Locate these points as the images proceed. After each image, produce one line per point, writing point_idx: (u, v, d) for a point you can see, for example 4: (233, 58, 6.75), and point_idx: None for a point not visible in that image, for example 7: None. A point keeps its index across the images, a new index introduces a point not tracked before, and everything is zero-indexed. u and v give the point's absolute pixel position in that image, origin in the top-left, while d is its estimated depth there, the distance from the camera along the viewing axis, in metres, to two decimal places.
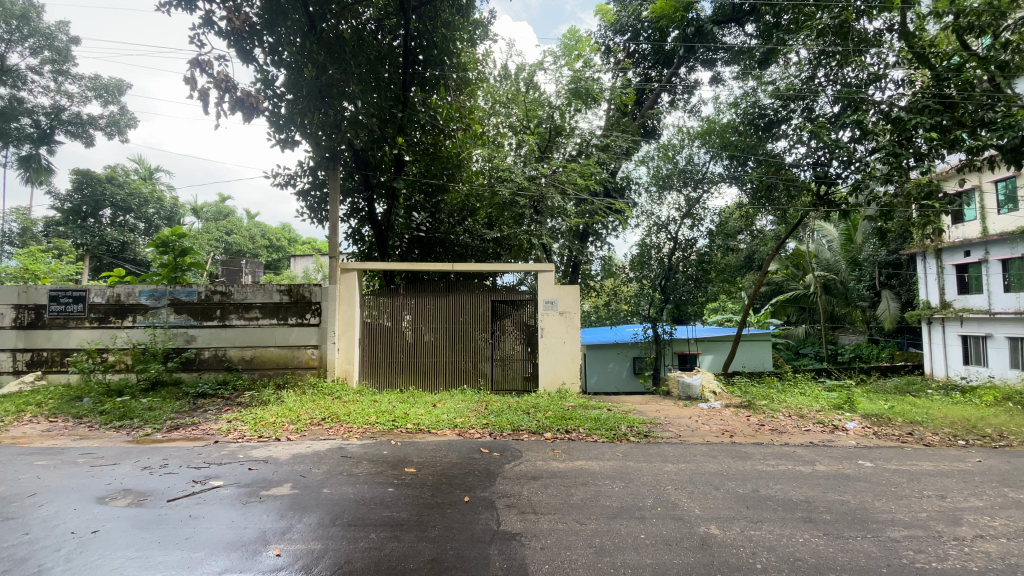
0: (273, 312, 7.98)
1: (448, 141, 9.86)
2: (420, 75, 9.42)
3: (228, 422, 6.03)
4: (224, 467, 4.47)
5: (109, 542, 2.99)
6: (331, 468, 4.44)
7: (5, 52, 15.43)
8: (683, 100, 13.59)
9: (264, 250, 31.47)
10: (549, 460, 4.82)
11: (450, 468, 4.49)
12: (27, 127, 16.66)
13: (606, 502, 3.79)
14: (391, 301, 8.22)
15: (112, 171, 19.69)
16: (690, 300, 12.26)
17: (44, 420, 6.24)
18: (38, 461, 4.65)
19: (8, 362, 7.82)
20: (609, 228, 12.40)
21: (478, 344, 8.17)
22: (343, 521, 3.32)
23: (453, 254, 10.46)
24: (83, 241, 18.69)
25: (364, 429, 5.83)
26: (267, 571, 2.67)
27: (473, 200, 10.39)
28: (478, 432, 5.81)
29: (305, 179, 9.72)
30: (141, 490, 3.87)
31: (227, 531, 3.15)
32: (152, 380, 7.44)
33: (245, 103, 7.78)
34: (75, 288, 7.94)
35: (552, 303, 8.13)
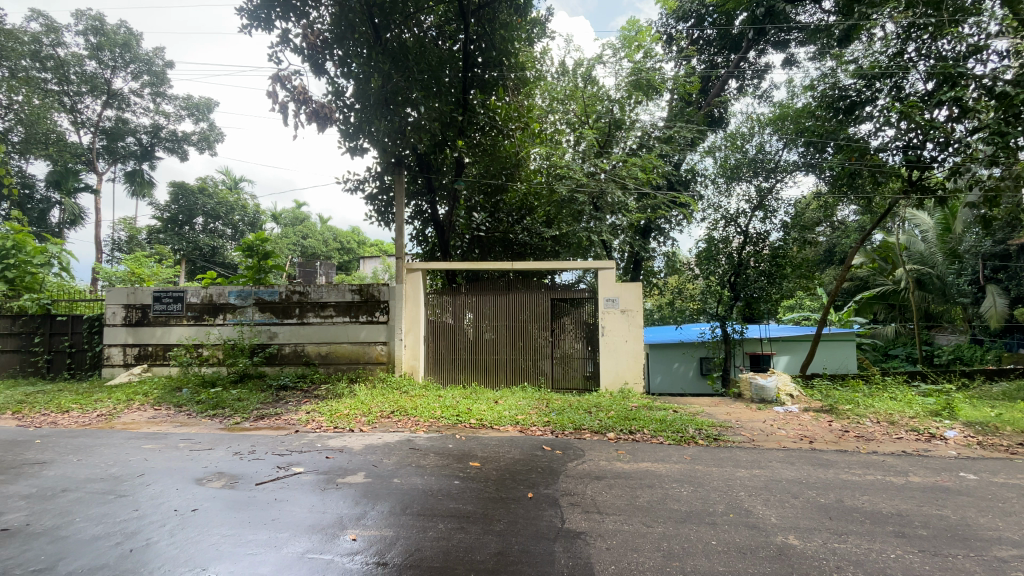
0: (345, 310, 8.44)
1: (506, 142, 9.96)
2: (480, 78, 9.65)
3: (306, 413, 6.45)
4: (305, 455, 4.78)
5: (205, 520, 3.28)
6: (400, 459, 4.63)
7: (112, 78, 17.39)
8: (753, 86, 12.84)
9: (336, 254, 33.35)
10: (613, 460, 4.74)
11: (513, 463, 4.54)
12: (132, 145, 18.79)
13: (674, 506, 3.68)
14: (452, 299, 8.43)
15: (203, 182, 21.57)
16: (764, 297, 11.50)
17: (151, 408, 6.99)
18: (146, 444, 5.21)
19: (121, 355, 8.82)
20: (672, 222, 11.96)
21: (537, 343, 8.19)
22: (412, 510, 3.45)
23: (512, 253, 10.61)
24: (180, 246, 20.73)
25: (430, 423, 6.02)
26: (345, 554, 2.83)
27: (530, 199, 10.45)
28: (539, 429, 5.82)
29: (373, 184, 10.20)
30: (232, 474, 4.23)
31: (308, 514, 3.36)
32: (240, 373, 8.19)
33: (320, 114, 8.30)
34: (175, 289, 8.78)
35: (614, 301, 7.97)
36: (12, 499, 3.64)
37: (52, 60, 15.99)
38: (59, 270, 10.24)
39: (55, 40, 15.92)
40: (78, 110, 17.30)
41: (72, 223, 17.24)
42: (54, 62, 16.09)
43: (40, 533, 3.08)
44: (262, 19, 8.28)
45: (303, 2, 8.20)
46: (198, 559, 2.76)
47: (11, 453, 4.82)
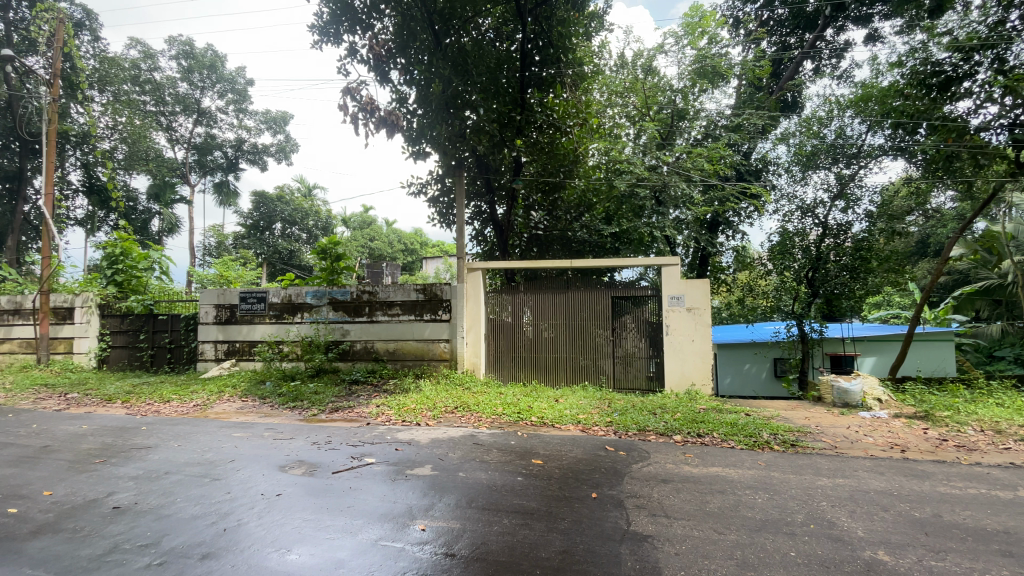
0: (411, 309, 8.75)
1: (564, 138, 9.67)
2: (537, 76, 9.53)
3: (376, 407, 6.77)
4: (376, 446, 5.01)
5: (289, 504, 3.53)
6: (465, 453, 4.74)
7: (201, 97, 19.15)
8: (831, 66, 11.92)
9: (401, 254, 34.68)
10: (680, 464, 4.58)
11: (576, 463, 4.50)
12: (219, 158, 20.54)
13: (747, 513, 3.50)
14: (512, 298, 8.50)
15: (281, 190, 23.17)
16: (845, 293, 10.70)
17: (239, 399, 7.61)
18: (235, 432, 5.68)
19: (213, 350, 9.66)
20: (742, 215, 11.34)
21: (598, 341, 8.07)
22: (478, 504, 3.53)
23: (570, 250, 10.60)
24: (261, 250, 22.43)
25: (492, 420, 6.11)
26: (415, 543, 2.94)
27: (589, 195, 10.25)
28: (602, 429, 5.74)
29: (435, 186, 10.51)
30: (311, 462, 4.51)
31: (380, 503, 3.53)
32: (317, 367, 8.79)
33: (388, 121, 8.68)
34: (258, 289, 9.48)
35: (678, 299, 7.71)
36: (126, 479, 4.10)
37: (150, 83, 17.78)
38: (160, 274, 11.35)
39: (151, 65, 17.72)
40: (173, 128, 19.17)
41: (170, 231, 19.08)
42: (152, 86, 17.86)
43: (149, 510, 3.45)
44: (331, 34, 8.76)
45: (368, 14, 8.58)
46: (282, 540, 2.98)
47: (125, 437, 5.43)
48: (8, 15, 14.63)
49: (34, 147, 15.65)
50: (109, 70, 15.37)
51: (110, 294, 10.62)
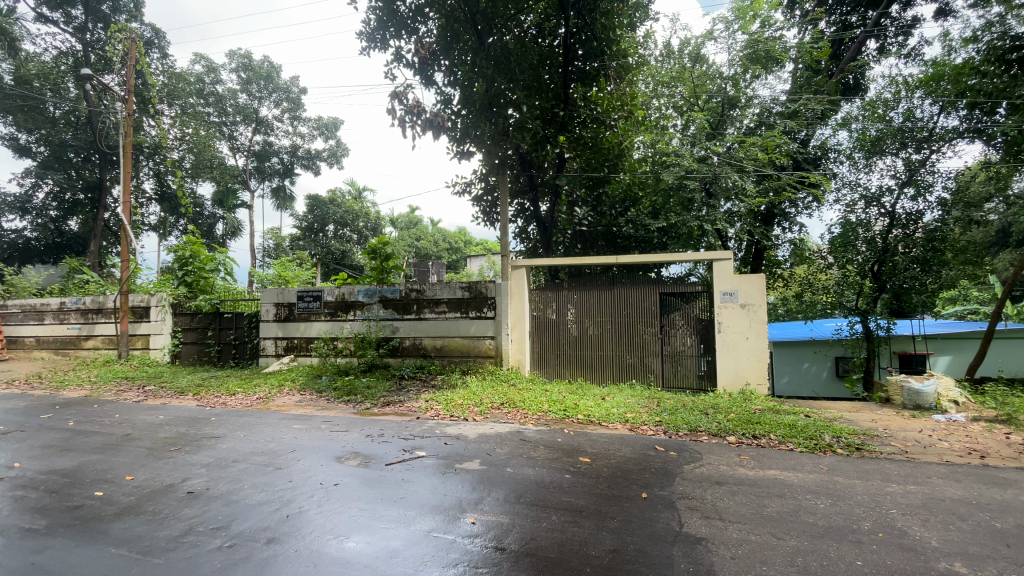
0: (457, 307, 8.90)
1: (609, 132, 9.53)
2: (580, 70, 9.41)
3: (425, 402, 6.93)
4: (426, 440, 5.14)
5: (345, 494, 3.68)
6: (512, 449, 4.77)
7: (259, 107, 20.21)
8: (898, 45, 11.10)
9: (446, 253, 35.31)
10: (734, 466, 4.42)
11: (625, 462, 4.44)
12: (276, 164, 21.54)
13: (808, 518, 3.34)
14: (556, 295, 8.45)
15: (334, 194, 24.13)
16: (915, 287, 9.94)
17: (297, 392, 8.00)
18: (295, 424, 5.98)
19: (273, 346, 10.18)
20: (799, 206, 10.77)
21: (646, 339, 7.89)
22: (526, 500, 3.54)
23: (615, 247, 10.53)
24: (315, 251, 23.46)
25: (539, 416, 6.12)
26: (466, 535, 2.99)
27: (635, 190, 10.06)
28: (651, 428, 5.62)
29: (478, 185, 10.62)
30: (365, 454, 4.68)
31: (431, 496, 3.61)
32: (369, 363, 9.11)
33: (434, 123, 8.83)
34: (314, 288, 9.94)
35: (732, 295, 7.42)
36: (198, 466, 4.40)
37: (213, 96, 18.98)
38: (226, 274, 12.07)
39: (214, 78, 18.92)
40: (234, 137, 20.28)
41: (233, 234, 20.28)
42: (215, 98, 19.03)
43: (219, 496, 3.69)
44: (378, 40, 8.99)
45: (413, 19, 8.78)
46: (340, 527, 3.11)
47: (195, 427, 5.83)
48: (85, 37, 15.92)
49: (112, 158, 17.01)
50: (176, 84, 16.46)
51: (181, 294, 11.42)
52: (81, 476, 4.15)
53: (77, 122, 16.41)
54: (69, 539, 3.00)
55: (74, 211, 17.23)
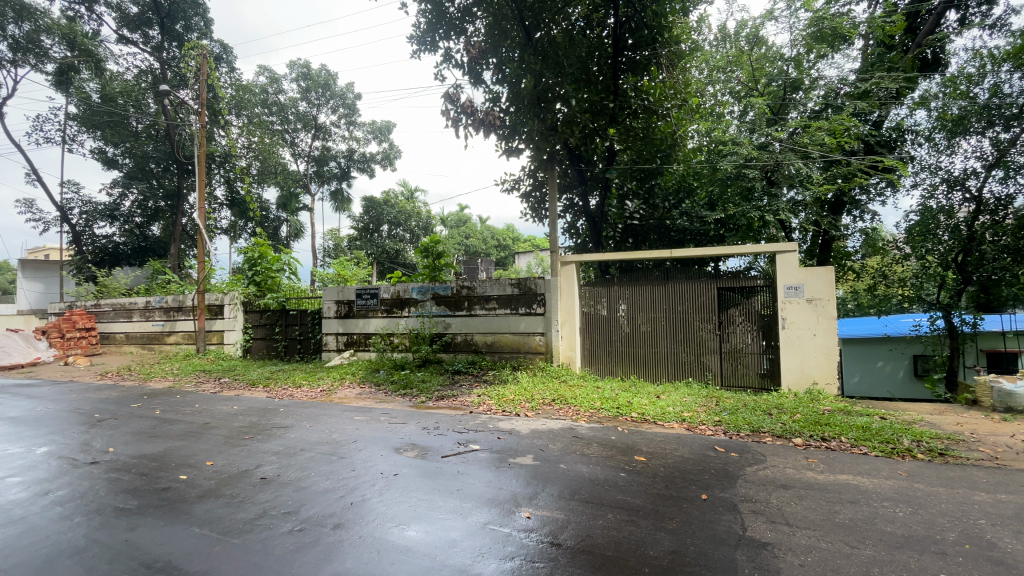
0: (507, 303, 8.97)
1: (661, 122, 9.31)
2: (631, 60, 9.26)
3: (478, 396, 7.04)
4: (480, 434, 5.22)
5: (404, 484, 3.81)
6: (565, 446, 4.75)
7: (318, 113, 21.17)
8: (985, 13, 10.06)
9: (494, 250, 35.68)
10: (801, 469, 4.19)
11: (683, 462, 4.32)
12: (334, 168, 22.51)
13: (885, 527, 3.11)
14: (607, 291, 8.32)
15: (387, 195, 24.94)
16: (1006, 280, 9.04)
17: (358, 385, 8.35)
18: (356, 416, 6.25)
19: (335, 342, 10.66)
20: (871, 192, 10.03)
21: (703, 336, 7.62)
22: (581, 496, 3.52)
23: (669, 240, 10.12)
24: (371, 250, 24.39)
25: (591, 413, 6.07)
26: (522, 530, 3.01)
27: (690, 179, 9.93)
28: (710, 428, 5.43)
29: (527, 182, 10.61)
30: (422, 446, 4.81)
31: (486, 489, 3.66)
32: (423, 358, 9.34)
33: (485, 121, 8.95)
34: (371, 286, 10.30)
35: (797, 289, 7.03)
36: (269, 454, 4.69)
37: (277, 105, 20.10)
38: (290, 274, 12.74)
39: (277, 88, 20.05)
40: (296, 144, 21.34)
41: (296, 236, 21.38)
42: (278, 107, 20.16)
43: (289, 482, 3.92)
44: (428, 43, 9.19)
45: (461, 19, 8.88)
46: (400, 517, 3.21)
47: (265, 417, 6.21)
48: (163, 55, 17.33)
49: (188, 168, 18.34)
50: (243, 96, 17.57)
51: (251, 293, 12.19)
52: (167, 461, 4.52)
53: (157, 135, 17.85)
54: (158, 519, 3.28)
55: (156, 217, 18.72)
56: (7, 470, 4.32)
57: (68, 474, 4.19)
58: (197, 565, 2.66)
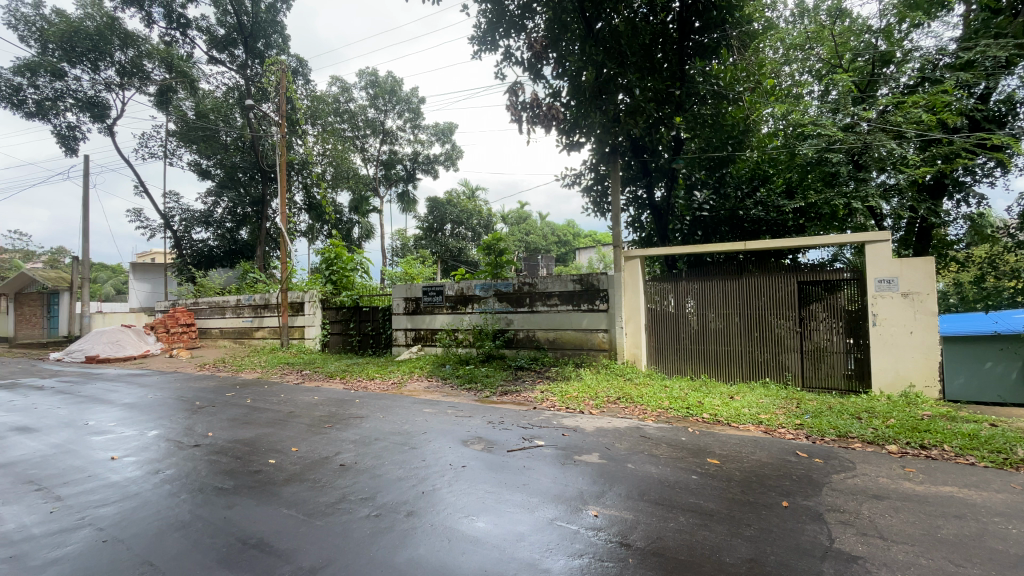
0: (569, 299, 8.91)
1: (732, 107, 8.97)
2: (699, 44, 8.92)
3: (541, 393, 7.06)
4: (545, 430, 5.23)
5: (472, 475, 3.90)
6: (633, 445, 4.65)
7: (385, 119, 22.09)
8: None
9: (554, 246, 35.73)
10: (897, 478, 3.84)
11: (760, 466, 4.09)
12: (401, 170, 23.39)
13: (1000, 546, 2.78)
14: (675, 286, 8.03)
15: (450, 195, 25.58)
16: None
17: (425, 379, 8.66)
18: (425, 408, 6.48)
19: (404, 337, 11.11)
20: (978, 173, 8.94)
21: (780, 333, 7.16)
22: (650, 497, 3.44)
23: (742, 231, 9.53)
24: (436, 249, 25.17)
25: (659, 413, 5.90)
26: (590, 528, 2.99)
27: (765, 166, 9.42)
28: (790, 432, 5.10)
29: (589, 176, 10.46)
30: (488, 440, 4.90)
31: (552, 485, 3.67)
32: (487, 353, 9.55)
33: (547, 116, 8.84)
34: (436, 284, 10.62)
35: (890, 282, 6.42)
36: (347, 442, 4.97)
37: (348, 113, 21.22)
38: (363, 273, 13.41)
39: (348, 96, 21.13)
40: (365, 149, 22.39)
41: (366, 237, 22.46)
42: (349, 115, 21.27)
43: (365, 470, 4.14)
44: (489, 42, 9.31)
45: (521, 16, 8.87)
46: (469, 508, 3.30)
47: (343, 407, 6.60)
48: (247, 72, 18.77)
49: (271, 175, 19.79)
50: (318, 106, 18.71)
51: (328, 291, 12.98)
52: (258, 446, 4.93)
53: (243, 147, 19.36)
54: (250, 499, 3.58)
55: (244, 222, 20.38)
56: (125, 450, 4.89)
57: (176, 455, 4.68)
58: (285, 543, 2.88)
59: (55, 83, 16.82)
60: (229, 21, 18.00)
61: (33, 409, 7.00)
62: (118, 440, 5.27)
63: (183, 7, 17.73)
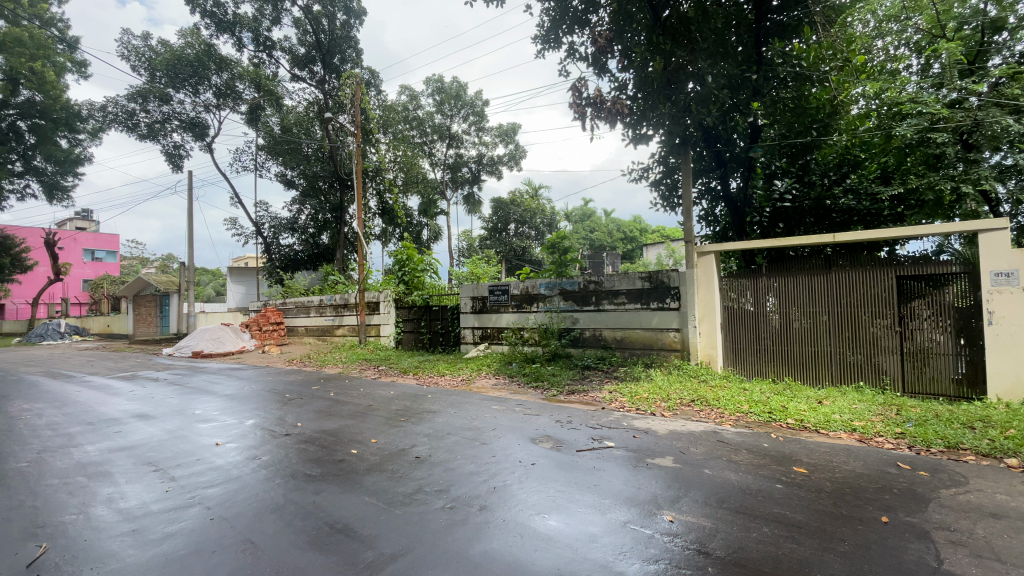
0: (637, 297, 8.69)
1: (816, 88, 8.28)
2: (777, 26, 8.35)
3: (610, 393, 6.95)
4: (615, 431, 5.14)
5: (543, 474, 3.92)
6: (709, 450, 4.46)
7: (450, 123, 22.69)
8: None
9: (620, 243, 35.13)
10: (1020, 496, 3.38)
11: (854, 477, 3.78)
12: (466, 172, 23.94)
13: None
14: (754, 283, 7.58)
15: (514, 195, 25.82)
16: None
17: (493, 376, 8.82)
18: (494, 405, 6.60)
19: (471, 335, 11.38)
20: None
21: (875, 333, 6.55)
22: (730, 505, 3.28)
23: (829, 223, 8.89)
24: (500, 249, 25.57)
25: (738, 417, 5.60)
26: (665, 533, 2.90)
27: (856, 150, 8.72)
28: (889, 441, 4.66)
29: (657, 169, 10.13)
30: (557, 439, 4.89)
31: (624, 487, 3.60)
32: (553, 352, 9.55)
33: (612, 111, 8.65)
34: (502, 283, 10.77)
35: (1009, 275, 5.66)
36: (421, 435, 5.17)
37: (416, 120, 22.08)
38: (432, 274, 13.88)
39: (416, 104, 21.97)
40: (433, 154, 23.15)
41: (435, 238, 23.19)
42: (417, 121, 22.12)
43: (439, 463, 4.28)
44: (552, 40, 9.30)
45: (585, 11, 8.76)
46: (540, 505, 3.32)
47: (416, 402, 6.87)
48: (325, 87, 20.02)
49: (347, 183, 20.99)
50: (389, 115, 19.62)
51: (401, 291, 13.58)
52: (341, 436, 5.26)
53: (323, 157, 20.67)
54: (336, 486, 3.83)
55: (325, 228, 21.78)
56: (227, 437, 5.40)
57: (270, 443, 5.10)
58: (368, 529, 3.06)
59: (163, 107, 18.91)
60: (309, 40, 19.27)
61: (152, 398, 7.93)
62: (222, 428, 5.83)
63: (269, 31, 19.23)
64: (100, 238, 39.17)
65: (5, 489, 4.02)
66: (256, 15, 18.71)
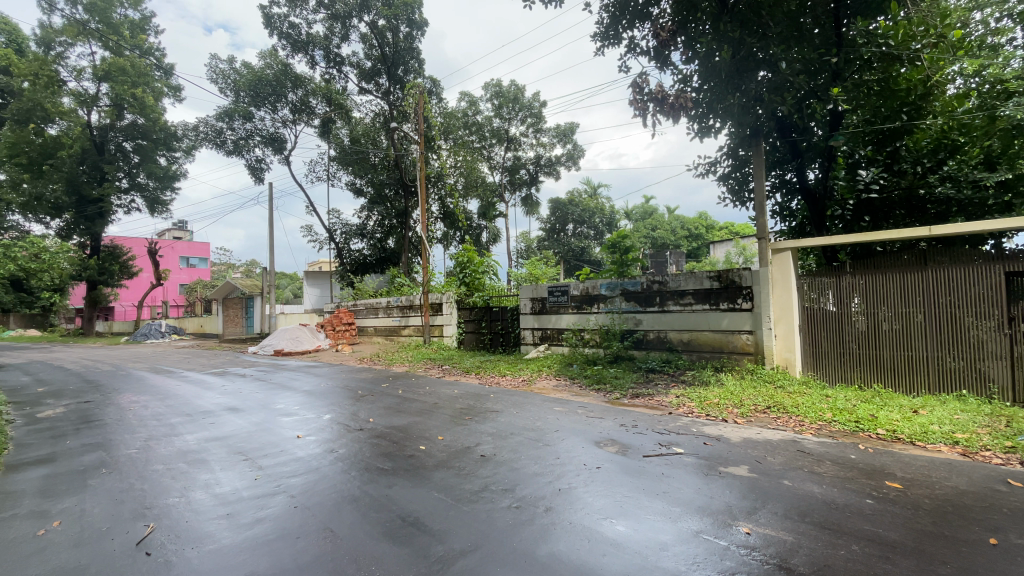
0: (705, 298, 8.35)
1: (906, 68, 7.73)
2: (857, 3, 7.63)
3: (677, 397, 6.72)
4: (683, 437, 4.97)
5: (608, 478, 3.86)
6: (788, 460, 4.19)
7: (508, 126, 22.89)
8: None
9: (683, 242, 34.02)
10: None
11: (958, 495, 3.41)
12: (524, 174, 24.10)
13: None
14: (836, 282, 7.05)
15: (573, 195, 25.66)
16: None
17: (554, 377, 8.81)
18: (556, 406, 6.59)
19: (531, 336, 11.43)
20: None
21: (980, 337, 5.88)
22: (812, 519, 3.07)
23: (923, 215, 8.08)
24: (559, 250, 25.53)
25: (820, 426, 5.23)
26: (741, 545, 2.77)
27: (954, 135, 7.71)
28: (998, 456, 4.17)
29: (726, 163, 9.67)
30: (623, 443, 4.80)
31: (695, 495, 3.48)
32: (615, 354, 9.37)
33: (675, 105, 8.39)
34: (561, 284, 10.72)
35: None
36: (486, 434, 5.26)
37: (475, 125, 22.55)
38: (492, 275, 14.09)
39: (475, 109, 22.39)
40: (492, 158, 23.51)
41: (494, 240, 23.53)
42: (476, 126, 22.58)
43: (504, 462, 4.34)
44: (611, 36, 9.16)
45: (646, 4, 8.54)
46: (607, 510, 3.27)
47: (480, 401, 7.00)
48: (390, 98, 20.90)
49: (411, 189, 21.79)
50: (450, 121, 20.17)
51: (462, 292, 13.92)
52: (409, 433, 5.47)
53: (388, 165, 21.58)
54: (406, 480, 3.98)
55: (390, 233, 22.74)
56: (306, 431, 5.76)
57: (345, 437, 5.40)
58: (438, 524, 3.16)
59: (246, 125, 20.57)
60: (374, 53, 20.22)
61: (240, 393, 8.62)
62: (301, 422, 6.24)
63: (338, 48, 20.34)
64: (194, 246, 43.20)
65: (120, 472, 4.54)
66: (327, 33, 19.88)
